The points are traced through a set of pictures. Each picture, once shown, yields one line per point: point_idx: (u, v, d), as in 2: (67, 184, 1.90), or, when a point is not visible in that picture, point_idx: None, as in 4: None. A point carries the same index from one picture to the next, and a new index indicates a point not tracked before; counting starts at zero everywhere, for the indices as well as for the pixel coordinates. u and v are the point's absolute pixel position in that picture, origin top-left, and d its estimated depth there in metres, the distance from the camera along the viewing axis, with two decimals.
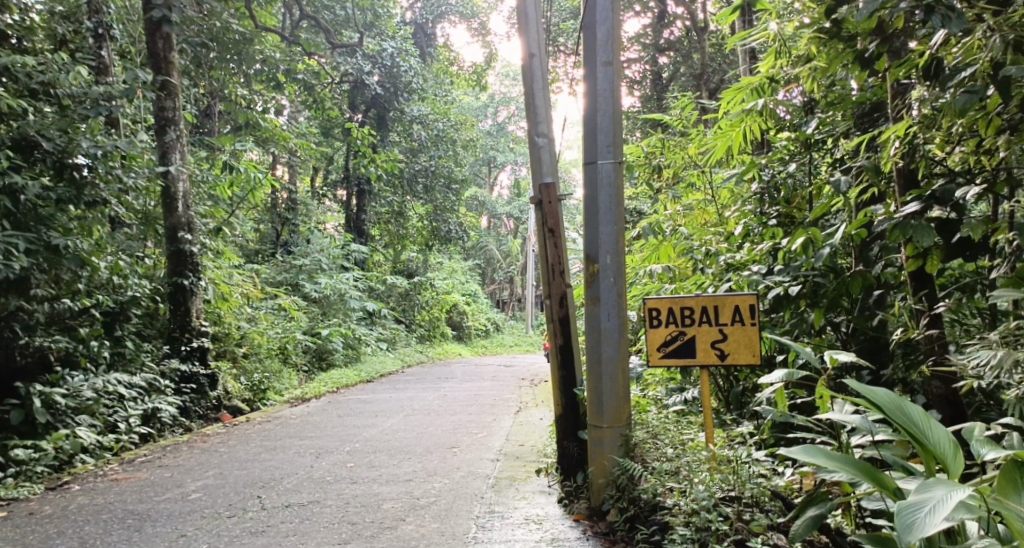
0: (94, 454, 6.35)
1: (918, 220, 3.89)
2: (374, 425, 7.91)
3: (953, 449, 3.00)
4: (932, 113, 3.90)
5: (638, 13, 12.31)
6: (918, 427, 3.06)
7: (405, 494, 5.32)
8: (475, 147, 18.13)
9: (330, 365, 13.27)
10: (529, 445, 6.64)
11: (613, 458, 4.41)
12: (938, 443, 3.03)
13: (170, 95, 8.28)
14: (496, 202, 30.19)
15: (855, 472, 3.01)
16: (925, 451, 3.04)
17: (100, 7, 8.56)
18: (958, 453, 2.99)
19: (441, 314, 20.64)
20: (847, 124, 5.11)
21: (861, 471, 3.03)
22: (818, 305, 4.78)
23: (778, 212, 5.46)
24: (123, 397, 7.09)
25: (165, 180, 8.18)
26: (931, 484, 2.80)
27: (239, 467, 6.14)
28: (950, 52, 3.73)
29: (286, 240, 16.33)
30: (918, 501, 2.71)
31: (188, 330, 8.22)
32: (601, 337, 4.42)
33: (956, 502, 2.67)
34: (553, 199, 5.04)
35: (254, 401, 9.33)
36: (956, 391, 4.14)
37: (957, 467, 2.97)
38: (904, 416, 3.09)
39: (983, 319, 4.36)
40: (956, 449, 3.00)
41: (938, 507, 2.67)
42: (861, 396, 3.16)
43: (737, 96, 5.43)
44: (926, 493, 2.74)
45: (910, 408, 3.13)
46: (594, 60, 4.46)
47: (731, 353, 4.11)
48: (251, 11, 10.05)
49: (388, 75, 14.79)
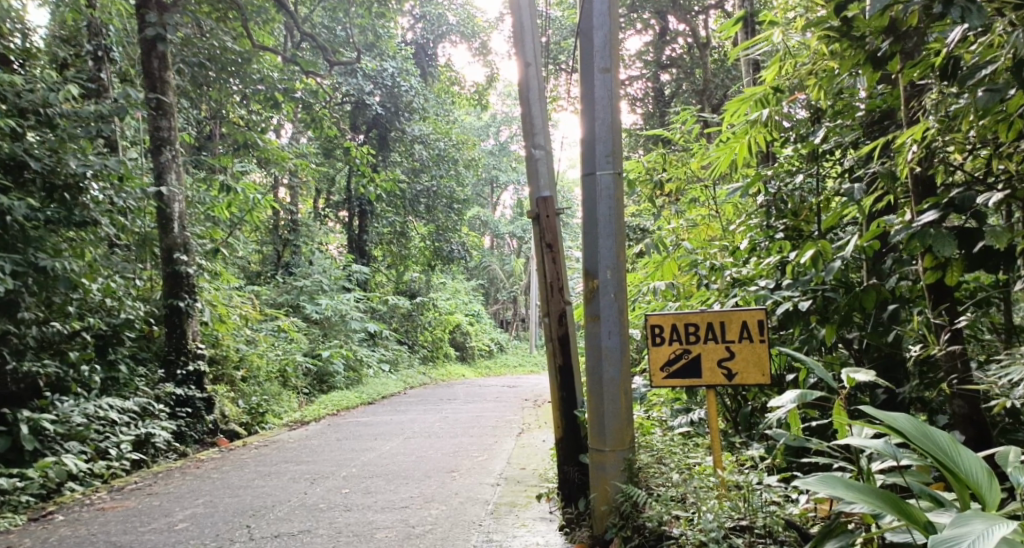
0: (83, 483, 6.19)
1: (937, 229, 3.73)
2: (372, 448, 7.73)
3: (988, 477, 2.84)
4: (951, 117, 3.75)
5: (639, 31, 12.20)
6: (947, 454, 2.89)
7: (401, 521, 5.13)
8: (478, 167, 17.89)
9: (330, 388, 13.07)
10: (531, 469, 6.45)
11: (616, 484, 4.21)
12: (970, 471, 2.86)
13: (165, 115, 8.18)
14: (498, 222, 29.96)
15: (879, 503, 2.83)
16: (957, 480, 2.86)
17: (100, 30, 8.72)
18: (993, 480, 2.84)
19: (444, 334, 20.43)
20: (856, 133, 4.97)
21: (887, 503, 2.85)
22: (830, 322, 4.61)
23: (784, 225, 5.30)
24: (114, 423, 6.90)
25: (160, 201, 8.03)
26: (968, 516, 2.62)
27: (230, 494, 5.96)
28: (968, 50, 3.70)
29: (288, 261, 16.02)
30: (955, 537, 2.53)
31: (184, 353, 8.03)
32: (602, 355, 4.24)
33: (997, 535, 2.49)
34: (550, 213, 4.91)
35: (251, 425, 9.13)
36: (980, 411, 3.95)
37: (992, 495, 2.82)
38: (931, 442, 2.91)
39: (997, 335, 4.23)
40: (990, 477, 2.85)
41: (979, 542, 2.49)
42: (881, 422, 2.98)
43: (741, 107, 5.28)
44: (963, 527, 2.56)
45: (937, 435, 2.95)
46: (591, 68, 4.32)
47: (739, 372, 3.94)
48: (248, 29, 9.92)
49: (390, 95, 15.17)
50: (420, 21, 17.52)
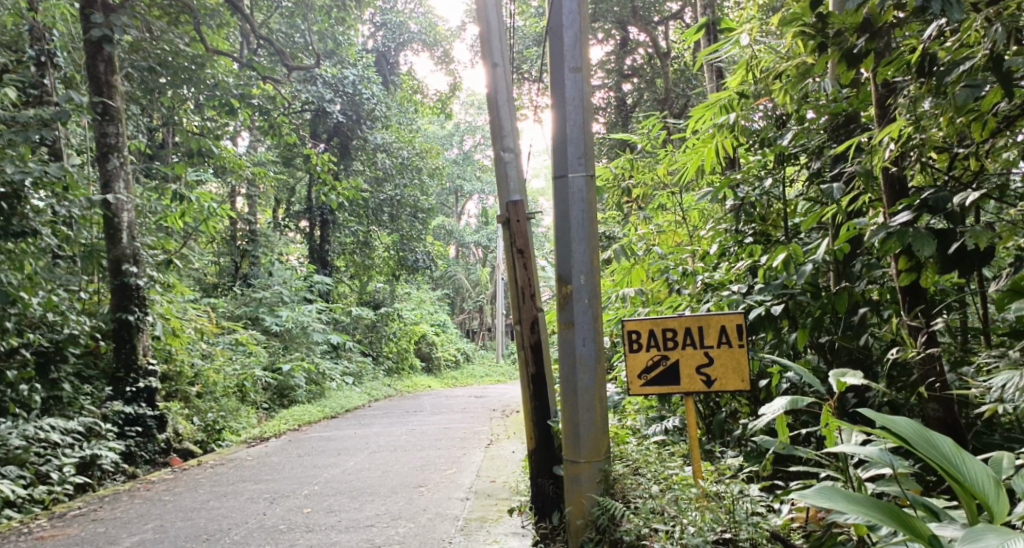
0: (22, 509, 5.82)
1: (915, 228, 3.57)
2: (335, 464, 7.43)
3: (995, 485, 2.71)
4: (927, 112, 3.56)
5: (600, 41, 12.02)
6: (951, 462, 2.75)
7: (365, 542, 4.86)
8: (442, 176, 17.66)
9: (291, 402, 12.72)
10: (501, 481, 6.22)
11: (592, 496, 4.01)
12: (976, 480, 2.72)
13: (112, 121, 7.80)
14: (464, 232, 29.70)
15: (881, 516, 2.67)
16: (963, 490, 2.73)
17: (44, 35, 8.25)
18: (1000, 490, 2.70)
19: (409, 345, 20.11)
20: (823, 136, 4.74)
21: (888, 515, 2.70)
22: (803, 326, 4.45)
23: (753, 230, 5.16)
24: (57, 445, 6.52)
25: (107, 210, 7.67)
26: (981, 531, 2.47)
27: (182, 517, 5.64)
28: (943, 45, 3.52)
29: (246, 273, 15.51)
30: None
31: (134, 370, 7.65)
32: (576, 364, 4.05)
33: None
34: (521, 218, 4.72)
35: (207, 443, 8.75)
36: (957, 415, 3.81)
37: (1000, 506, 2.67)
38: (935, 450, 2.77)
39: (957, 338, 4.14)
40: (997, 485, 2.71)
41: None
42: (881, 428, 2.83)
43: (705, 114, 5.14)
44: (976, 542, 2.42)
45: (940, 441, 2.82)
46: (560, 67, 4.14)
47: (718, 379, 3.78)
48: (201, 34, 9.56)
49: (351, 103, 14.86)
50: (381, 29, 17.22)
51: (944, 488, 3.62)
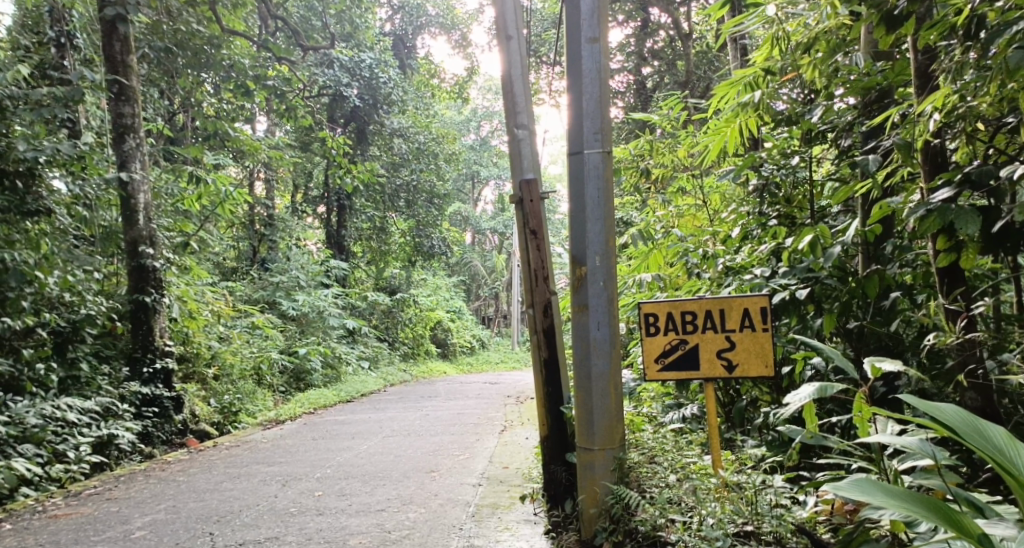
0: (37, 487, 5.84)
1: (957, 205, 3.44)
2: (349, 448, 7.40)
3: None
4: (973, 80, 3.40)
5: (621, 23, 11.81)
6: (1005, 454, 2.65)
7: (376, 526, 4.81)
8: (458, 162, 17.56)
9: (307, 386, 12.72)
10: (514, 467, 6.17)
11: (605, 485, 3.92)
12: None
13: (128, 101, 7.74)
14: (480, 218, 29.61)
15: (928, 513, 2.57)
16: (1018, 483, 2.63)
17: (64, 15, 8.23)
18: None
19: (424, 331, 20.10)
20: (855, 112, 4.58)
21: (933, 511, 2.60)
22: (829, 311, 4.32)
23: (777, 212, 5.04)
24: (74, 424, 6.53)
25: (125, 191, 7.64)
26: None
27: (195, 498, 5.62)
28: (992, 6, 3.37)
29: (263, 257, 15.52)
30: None
31: (151, 351, 7.65)
32: (590, 347, 3.96)
33: None
34: (534, 197, 4.61)
35: (223, 425, 8.74)
36: (994, 404, 3.69)
37: None
38: (987, 442, 2.68)
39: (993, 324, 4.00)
40: None
41: None
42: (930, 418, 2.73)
43: (729, 91, 4.93)
44: None
45: (991, 432, 2.72)
46: (577, 38, 4.03)
47: (740, 364, 3.67)
48: (217, 14, 9.45)
49: (367, 87, 14.68)
50: (399, 12, 17.06)
51: (977, 481, 3.50)
